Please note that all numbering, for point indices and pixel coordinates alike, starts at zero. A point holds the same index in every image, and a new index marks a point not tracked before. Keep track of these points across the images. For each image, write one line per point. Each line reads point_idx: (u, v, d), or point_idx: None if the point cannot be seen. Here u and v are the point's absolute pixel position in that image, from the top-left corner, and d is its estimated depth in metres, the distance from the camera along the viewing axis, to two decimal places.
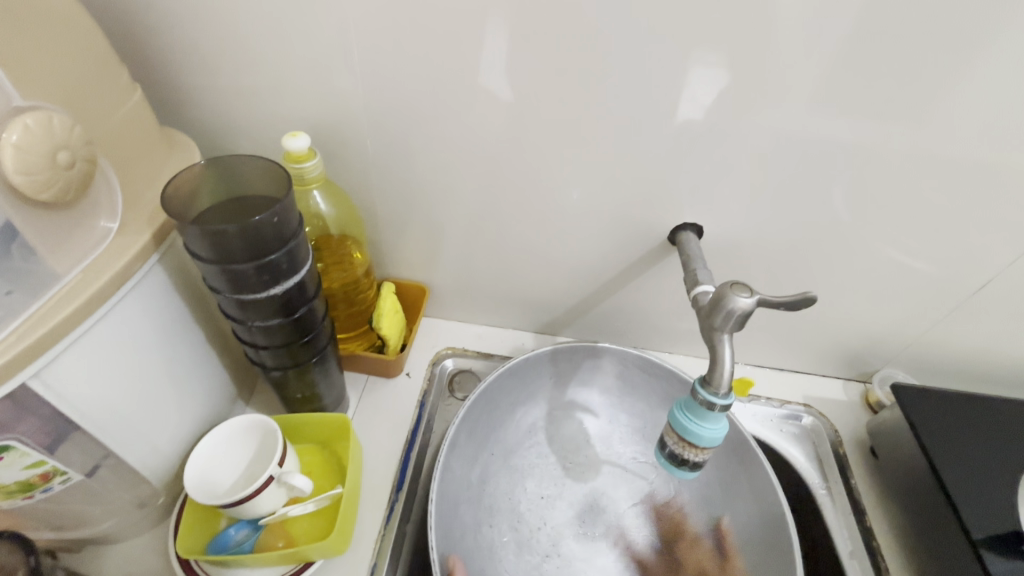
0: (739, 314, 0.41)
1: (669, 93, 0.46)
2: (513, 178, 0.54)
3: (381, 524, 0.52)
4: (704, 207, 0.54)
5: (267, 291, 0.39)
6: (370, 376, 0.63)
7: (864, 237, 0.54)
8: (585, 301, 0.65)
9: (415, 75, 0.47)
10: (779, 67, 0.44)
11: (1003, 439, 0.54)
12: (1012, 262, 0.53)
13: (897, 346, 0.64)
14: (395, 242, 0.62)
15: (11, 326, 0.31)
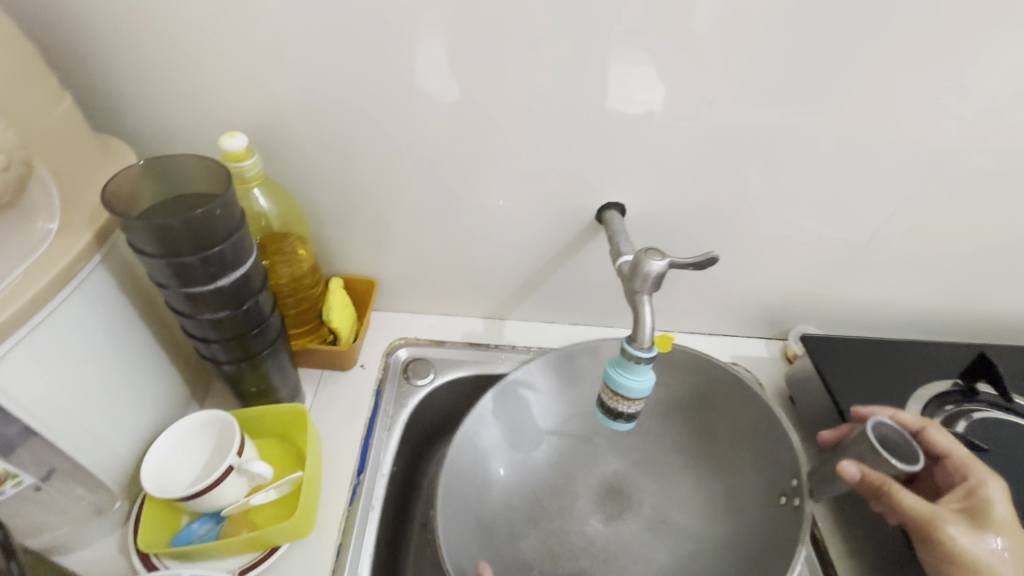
0: (655, 276, 0.46)
1: (586, 85, 0.51)
2: (449, 170, 0.58)
3: (344, 506, 0.54)
4: (626, 187, 0.59)
5: (215, 283, 0.41)
6: (325, 370, 0.64)
7: (767, 208, 0.61)
8: (528, 283, 0.69)
9: (348, 78, 0.50)
10: (675, 61, 0.49)
11: (894, 374, 0.62)
12: (887, 221, 0.62)
13: (805, 304, 0.72)
14: (340, 239, 0.64)
15: None
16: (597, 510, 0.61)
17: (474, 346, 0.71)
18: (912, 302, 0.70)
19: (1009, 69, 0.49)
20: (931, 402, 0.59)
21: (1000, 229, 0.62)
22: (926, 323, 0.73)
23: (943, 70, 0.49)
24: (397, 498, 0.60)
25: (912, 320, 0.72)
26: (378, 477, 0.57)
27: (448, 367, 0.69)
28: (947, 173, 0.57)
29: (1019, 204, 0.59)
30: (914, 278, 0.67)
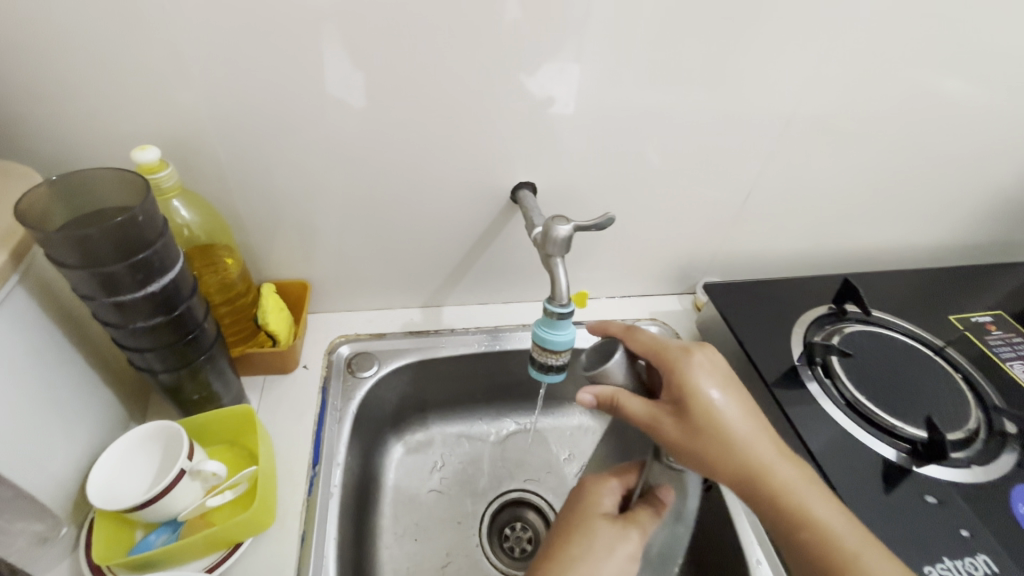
0: (563, 240, 0.52)
1: (485, 78, 0.56)
2: (367, 168, 0.61)
3: (302, 498, 0.56)
4: (534, 168, 0.65)
5: (143, 290, 0.42)
6: (267, 375, 0.65)
7: (660, 175, 0.69)
8: (458, 268, 0.73)
9: (257, 86, 0.52)
10: (561, 50, 0.55)
11: (783, 306, 0.71)
12: (761, 177, 0.71)
13: (707, 258, 0.81)
14: (267, 245, 0.65)
15: None
16: None
17: (414, 335, 0.74)
18: (792, 245, 0.81)
19: (830, 34, 0.59)
20: (812, 324, 0.69)
21: (848, 172, 0.73)
22: (806, 262, 0.84)
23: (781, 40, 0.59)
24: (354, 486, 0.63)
25: (795, 261, 0.83)
26: (332, 466, 0.59)
27: (391, 357, 0.71)
28: (800, 129, 0.67)
29: (859, 151, 0.71)
30: (790, 224, 0.78)
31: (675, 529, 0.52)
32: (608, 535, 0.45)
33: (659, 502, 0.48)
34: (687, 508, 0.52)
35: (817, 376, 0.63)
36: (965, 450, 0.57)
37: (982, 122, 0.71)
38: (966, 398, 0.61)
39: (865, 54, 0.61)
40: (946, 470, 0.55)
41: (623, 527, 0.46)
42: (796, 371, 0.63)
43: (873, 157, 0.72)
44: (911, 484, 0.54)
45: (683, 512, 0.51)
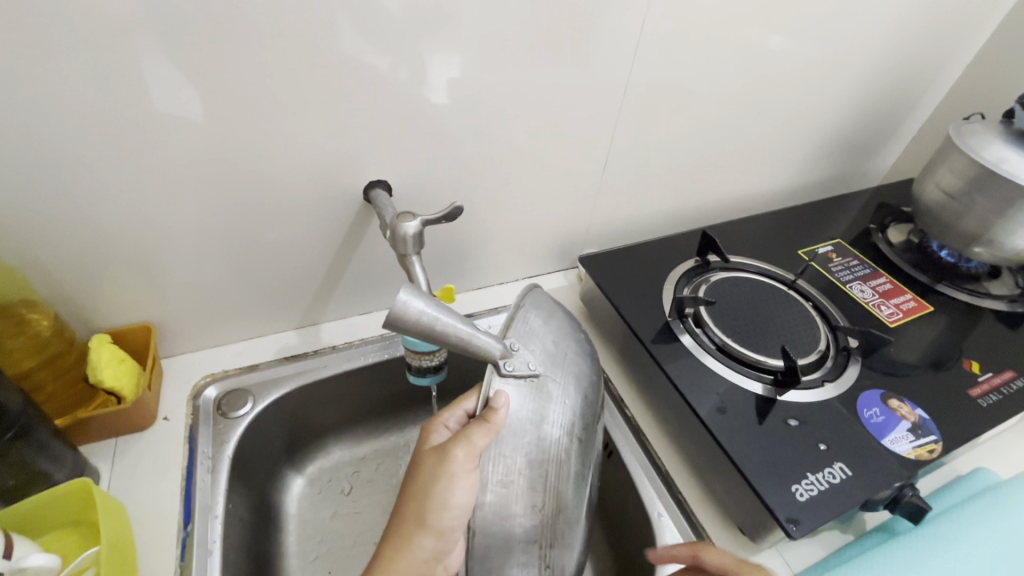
0: (412, 236, 0.50)
1: (310, 77, 0.51)
2: (192, 190, 0.54)
3: (175, 564, 0.50)
4: (384, 164, 0.61)
5: None
6: (120, 437, 0.58)
7: (520, 157, 0.68)
8: (328, 281, 0.69)
9: (22, 111, 0.44)
10: (386, 41, 0.52)
11: (653, 266, 0.74)
12: (615, 146, 0.73)
13: (583, 230, 0.82)
14: (88, 292, 0.56)
15: None
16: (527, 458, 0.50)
17: (292, 360, 0.69)
18: (656, 206, 0.85)
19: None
20: (681, 278, 0.73)
21: (694, 129, 0.77)
22: (671, 220, 0.89)
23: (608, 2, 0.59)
24: (242, 539, 0.58)
25: (662, 220, 0.88)
26: (210, 519, 0.53)
27: (268, 389, 0.66)
28: (644, 92, 0.69)
29: (698, 109, 0.75)
30: (650, 187, 0.81)
31: (548, 415, 0.51)
32: (431, 467, 0.46)
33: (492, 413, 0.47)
34: (549, 393, 0.52)
35: (688, 328, 0.66)
36: (819, 371, 0.62)
37: (801, 68, 0.78)
38: (816, 322, 0.68)
39: (689, 12, 0.64)
40: (805, 392, 0.60)
41: (443, 454, 0.46)
42: (670, 326, 0.67)
43: (713, 112, 0.77)
44: (776, 411, 0.58)
45: (543, 398, 0.51)
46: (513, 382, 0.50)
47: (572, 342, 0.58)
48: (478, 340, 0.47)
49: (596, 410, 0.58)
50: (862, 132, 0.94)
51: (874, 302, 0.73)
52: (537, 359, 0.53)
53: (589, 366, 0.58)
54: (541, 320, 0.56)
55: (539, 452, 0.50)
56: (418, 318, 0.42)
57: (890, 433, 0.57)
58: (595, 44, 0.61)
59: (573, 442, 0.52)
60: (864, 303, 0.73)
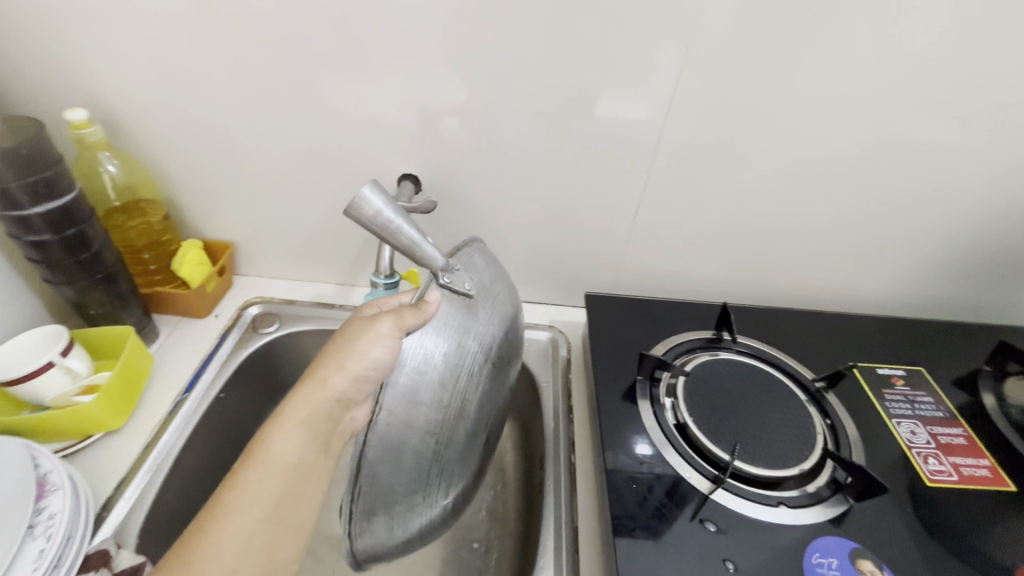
0: None
1: (364, 83, 0.63)
2: (271, 154, 0.70)
3: (163, 414, 0.65)
4: (418, 163, 0.70)
5: (37, 207, 0.54)
6: (182, 318, 0.77)
7: (546, 185, 0.71)
8: (364, 251, 0.81)
9: (172, 75, 0.63)
10: (429, 61, 0.61)
11: (657, 326, 0.70)
12: (650, 196, 0.71)
13: (610, 274, 0.80)
14: (193, 211, 0.75)
15: None
16: (447, 358, 0.46)
17: (320, 306, 0.82)
18: (698, 271, 0.79)
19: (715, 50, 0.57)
20: (679, 345, 0.67)
21: (755, 199, 0.70)
22: (716, 290, 0.82)
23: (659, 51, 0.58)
24: (222, 426, 0.71)
25: (705, 287, 0.81)
26: (200, 397, 0.68)
27: (292, 321, 0.79)
28: (689, 151, 0.66)
29: (755, 180, 0.68)
30: (692, 249, 0.76)
31: (475, 329, 0.49)
32: (361, 325, 0.49)
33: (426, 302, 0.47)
34: (479, 311, 0.50)
35: (652, 395, 0.61)
36: (782, 489, 0.53)
37: (916, 162, 0.65)
38: (813, 438, 0.57)
39: (758, 74, 0.59)
40: (749, 504, 0.51)
41: (375, 318, 0.48)
42: (634, 386, 0.62)
43: (781, 187, 0.69)
44: (701, 509, 0.51)
45: (473, 314, 0.49)
46: (447, 292, 0.48)
47: (509, 286, 0.57)
48: (423, 250, 0.48)
49: (513, 354, 0.56)
50: (1013, 253, 0.75)
51: (922, 452, 0.58)
52: (475, 280, 0.51)
53: (517, 315, 0.57)
54: (486, 257, 0.56)
55: (456, 357, 0.46)
56: (372, 214, 0.46)
57: None
58: (638, 91, 0.61)
59: (486, 364, 0.50)
60: (905, 448, 0.58)
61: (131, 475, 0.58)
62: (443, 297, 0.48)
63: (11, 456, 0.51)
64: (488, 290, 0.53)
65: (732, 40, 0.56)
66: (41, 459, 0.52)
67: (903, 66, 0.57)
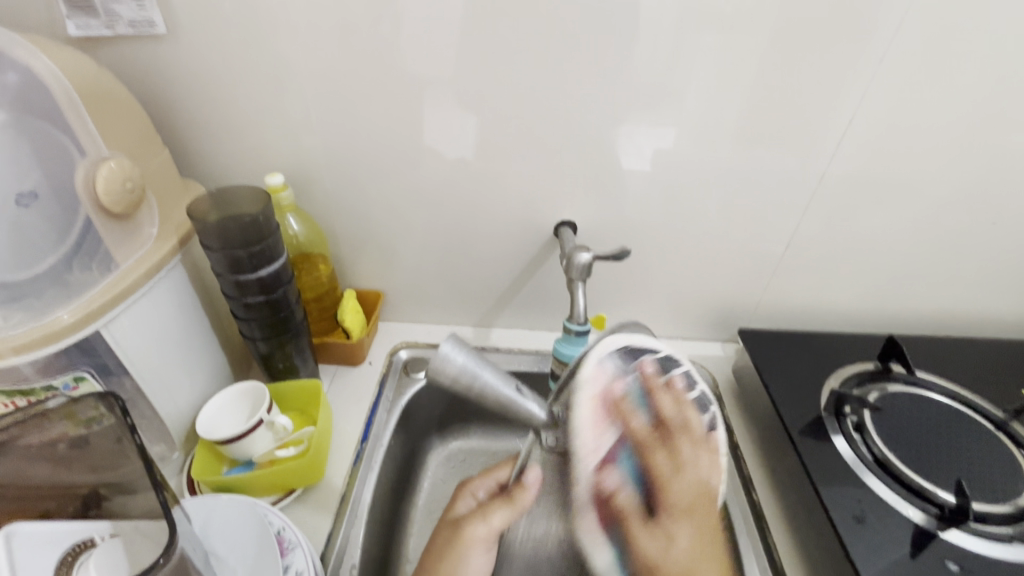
0: (583, 266, 0.60)
1: (539, 134, 0.67)
2: (436, 203, 0.74)
3: (349, 465, 0.66)
4: (576, 207, 0.73)
5: (256, 273, 0.58)
6: (339, 367, 0.78)
7: (698, 224, 0.74)
8: (507, 294, 0.83)
9: (359, 132, 0.67)
10: (603, 113, 0.65)
11: (819, 358, 0.71)
12: (799, 229, 0.73)
13: (750, 306, 0.82)
14: (353, 259, 0.79)
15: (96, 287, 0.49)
16: None
17: None
18: (838, 300, 0.81)
19: (890, 87, 0.61)
20: (850, 378, 0.68)
21: (905, 229, 0.73)
22: (853, 318, 0.83)
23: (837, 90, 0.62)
24: (391, 475, 0.71)
25: (843, 315, 0.82)
26: (377, 445, 0.69)
27: None
28: (843, 184, 0.69)
29: (905, 207, 0.71)
30: (835, 279, 0.78)
31: (625, 488, 0.44)
32: None
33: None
34: (624, 462, 0.44)
35: (844, 430, 0.61)
36: (1008, 524, 0.52)
37: None
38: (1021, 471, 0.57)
39: (918, 109, 0.62)
40: (978, 540, 0.51)
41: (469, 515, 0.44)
42: (822, 422, 0.63)
43: (930, 215, 0.71)
44: (934, 548, 0.51)
45: (613, 472, 0.44)
46: (576, 446, 0.44)
47: (678, 397, 0.48)
48: (522, 406, 0.47)
49: (698, 485, 0.47)
50: None
51: None
52: (625, 412, 0.45)
53: (700, 429, 0.48)
54: (644, 363, 0.48)
55: (592, 526, 0.44)
56: (457, 373, 0.46)
57: None
58: (801, 129, 0.65)
59: (626, 529, 0.44)
60: None
61: (338, 529, 0.60)
62: (570, 455, 0.44)
63: (247, 517, 0.53)
64: (621, 429, 0.44)
65: (898, 79, 0.61)
66: (272, 518, 0.54)
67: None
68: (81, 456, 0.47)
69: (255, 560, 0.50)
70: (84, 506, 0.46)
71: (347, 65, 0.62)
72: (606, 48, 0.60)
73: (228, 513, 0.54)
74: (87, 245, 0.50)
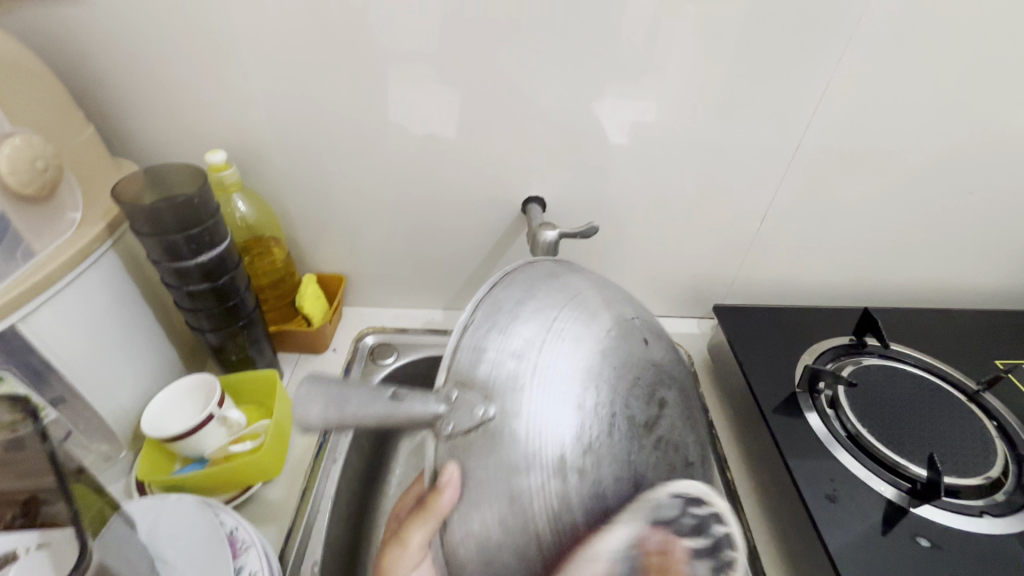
0: (548, 244, 0.58)
1: (501, 104, 0.63)
2: (396, 179, 0.69)
3: (310, 459, 0.63)
4: (544, 182, 0.69)
5: (196, 257, 0.54)
6: (301, 355, 0.75)
7: (671, 198, 0.71)
8: (476, 274, 0.80)
9: (308, 105, 0.62)
10: (570, 80, 0.61)
11: (793, 334, 0.70)
12: (774, 201, 0.71)
13: (726, 282, 0.80)
14: (311, 241, 0.75)
15: (13, 276, 0.45)
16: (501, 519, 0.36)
17: (434, 332, 0.80)
18: (814, 273, 0.79)
19: (871, 49, 0.58)
20: (825, 353, 0.67)
21: (885, 200, 0.71)
22: (829, 292, 0.82)
23: (817, 52, 0.58)
24: (357, 466, 0.69)
25: (818, 289, 0.81)
26: (342, 436, 0.66)
27: (410, 349, 0.77)
28: (819, 154, 0.66)
29: (883, 177, 0.69)
30: (812, 252, 0.76)
31: (528, 451, 0.37)
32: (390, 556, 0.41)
33: (437, 488, 0.38)
34: (516, 422, 0.38)
35: (818, 407, 0.60)
36: (978, 497, 0.52)
37: None
38: (992, 445, 0.56)
39: (896, 73, 0.60)
40: (950, 515, 0.51)
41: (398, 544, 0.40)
42: (797, 399, 0.61)
43: (907, 185, 0.69)
44: (906, 523, 0.50)
45: (508, 440, 0.38)
46: (460, 437, 0.38)
47: (553, 331, 0.43)
48: (403, 409, 0.37)
49: (616, 419, 0.40)
50: None
51: None
52: (493, 375, 0.40)
53: (592, 348, 0.43)
54: (505, 315, 0.43)
55: (517, 513, 0.36)
56: (323, 412, 0.37)
57: None
58: (776, 96, 0.62)
59: (570, 484, 0.37)
60: None
61: (299, 524, 0.57)
62: (461, 448, 0.38)
63: (197, 518, 0.50)
64: (516, 381, 0.40)
65: (876, 41, 0.58)
66: (224, 518, 0.51)
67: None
68: (9, 462, 0.41)
69: (205, 561, 0.47)
70: (16, 515, 0.40)
71: (289, 30, 0.57)
72: (570, 9, 0.56)
73: (177, 515, 0.50)
74: (7, 233, 0.45)
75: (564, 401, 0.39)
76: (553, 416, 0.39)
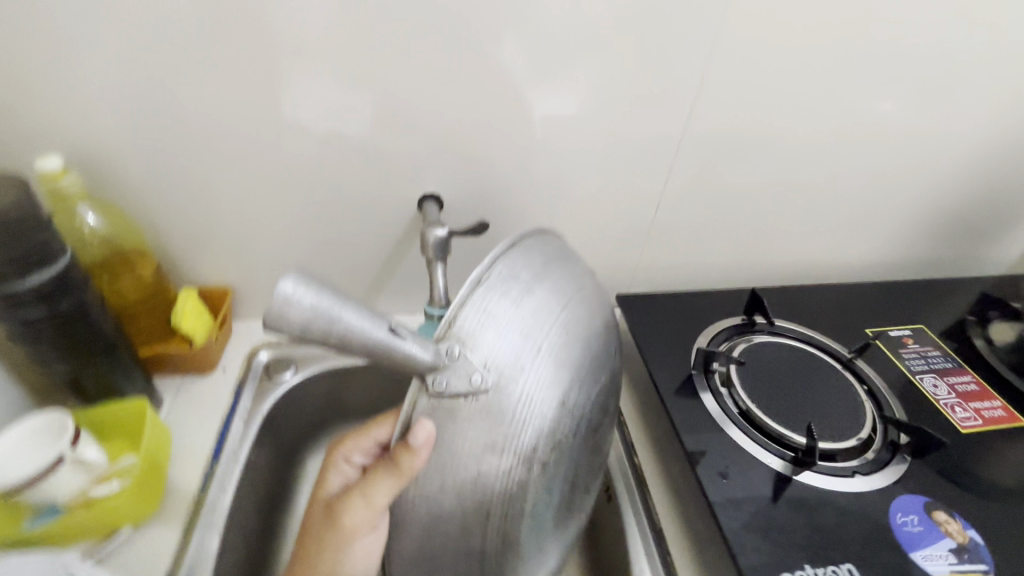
0: (438, 243, 0.56)
1: (383, 101, 0.59)
2: (275, 182, 0.64)
3: (194, 491, 0.57)
4: (436, 180, 0.67)
5: (25, 280, 0.47)
6: (184, 378, 0.68)
7: (567, 192, 0.71)
8: (378, 278, 0.76)
9: (162, 104, 0.56)
10: (452, 75, 0.59)
11: (689, 318, 0.73)
12: (664, 192, 0.73)
13: (628, 271, 0.82)
14: (187, 252, 0.68)
15: None
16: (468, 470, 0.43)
17: None
18: (708, 258, 0.82)
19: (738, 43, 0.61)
20: (718, 335, 0.70)
21: (765, 186, 0.75)
22: (723, 275, 0.86)
23: (690, 47, 0.60)
24: (254, 493, 0.63)
25: (714, 272, 0.85)
26: (232, 462, 0.61)
27: (310, 363, 0.73)
28: (702, 145, 0.69)
29: (760, 165, 0.73)
30: (704, 239, 0.80)
31: (509, 430, 0.43)
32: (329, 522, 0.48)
33: (412, 449, 0.41)
34: (510, 394, 0.43)
35: (712, 387, 0.63)
36: (851, 459, 0.56)
37: (889, 139, 0.73)
38: (862, 408, 0.61)
39: (761, 66, 0.63)
40: (828, 479, 0.54)
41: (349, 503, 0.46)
42: (693, 381, 0.64)
43: (781, 171, 0.74)
44: (790, 491, 0.53)
45: (498, 414, 0.43)
46: (450, 399, 0.42)
47: (565, 318, 0.48)
48: (401, 351, 0.39)
49: (578, 409, 0.48)
50: (971, 217, 0.85)
51: (948, 403, 0.65)
52: (500, 358, 0.43)
53: (574, 340, 0.48)
54: (502, 308, 0.44)
55: (479, 484, 0.43)
56: (307, 320, 0.36)
57: (923, 547, 0.50)
58: (655, 89, 0.63)
59: (531, 468, 0.45)
60: (934, 401, 0.65)
61: (180, 565, 0.52)
62: (444, 410, 0.42)
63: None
64: (516, 358, 0.44)
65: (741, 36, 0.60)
66: (79, 573, 0.44)
67: (893, 47, 0.64)
68: None
69: None
70: None
71: (126, 20, 0.51)
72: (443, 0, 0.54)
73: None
74: None
75: (550, 384, 0.45)
76: (540, 391, 0.44)
